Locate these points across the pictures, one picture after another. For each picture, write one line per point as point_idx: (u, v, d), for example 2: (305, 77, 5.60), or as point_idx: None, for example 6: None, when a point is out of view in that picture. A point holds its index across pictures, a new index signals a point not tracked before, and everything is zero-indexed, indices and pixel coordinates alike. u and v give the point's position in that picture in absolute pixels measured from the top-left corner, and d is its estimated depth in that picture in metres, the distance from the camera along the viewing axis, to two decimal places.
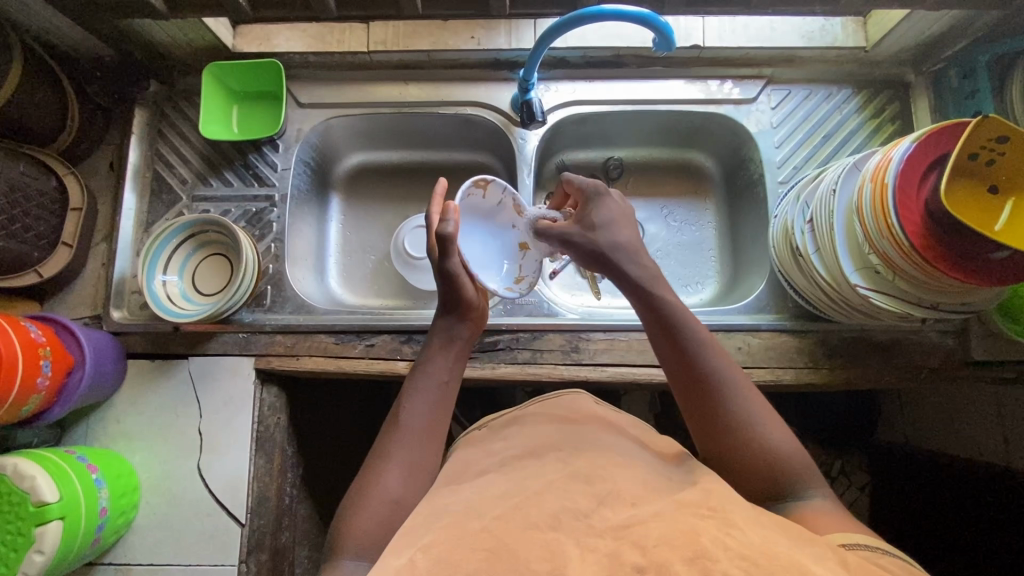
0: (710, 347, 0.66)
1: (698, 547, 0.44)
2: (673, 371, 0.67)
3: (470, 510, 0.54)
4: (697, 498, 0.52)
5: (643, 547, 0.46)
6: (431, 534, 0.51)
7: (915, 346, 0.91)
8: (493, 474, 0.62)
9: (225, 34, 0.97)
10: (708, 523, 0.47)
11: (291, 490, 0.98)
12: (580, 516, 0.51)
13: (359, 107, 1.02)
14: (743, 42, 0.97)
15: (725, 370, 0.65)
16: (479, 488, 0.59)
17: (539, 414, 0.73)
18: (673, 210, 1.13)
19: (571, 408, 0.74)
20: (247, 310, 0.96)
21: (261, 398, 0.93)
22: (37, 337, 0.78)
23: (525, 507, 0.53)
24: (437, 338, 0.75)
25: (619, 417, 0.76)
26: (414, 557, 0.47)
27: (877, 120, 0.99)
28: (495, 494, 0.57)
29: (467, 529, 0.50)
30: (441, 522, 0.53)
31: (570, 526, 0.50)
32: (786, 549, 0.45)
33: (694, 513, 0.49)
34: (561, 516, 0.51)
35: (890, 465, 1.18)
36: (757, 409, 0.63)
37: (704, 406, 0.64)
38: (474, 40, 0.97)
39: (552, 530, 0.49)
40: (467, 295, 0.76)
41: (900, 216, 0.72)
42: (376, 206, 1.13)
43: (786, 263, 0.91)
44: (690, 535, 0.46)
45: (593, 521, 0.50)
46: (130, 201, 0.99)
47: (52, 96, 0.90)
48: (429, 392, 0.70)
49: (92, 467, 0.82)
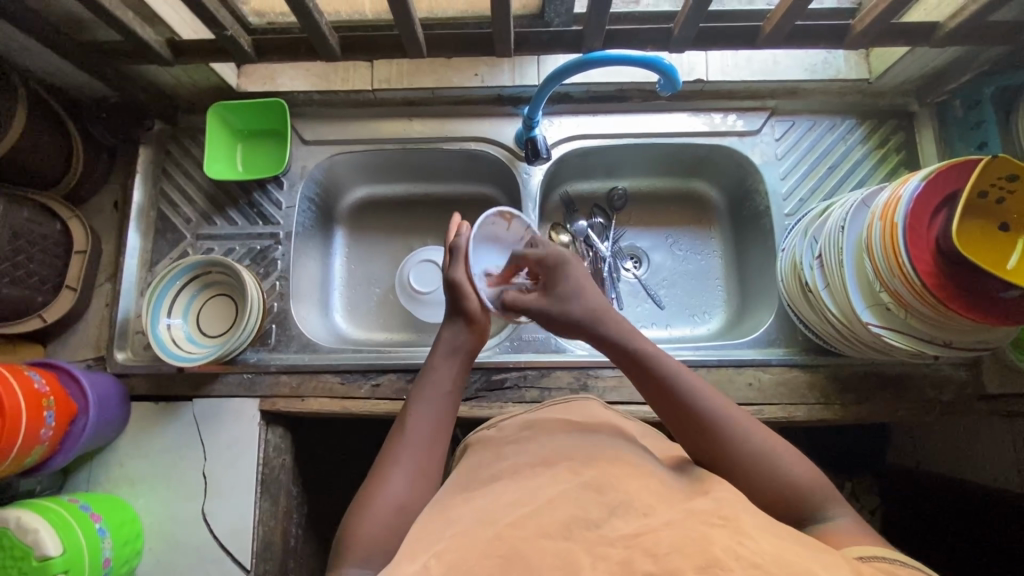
0: (706, 392, 0.66)
1: (711, 554, 0.43)
2: (669, 418, 0.66)
3: (482, 517, 0.52)
4: (709, 506, 0.50)
5: (656, 555, 0.44)
6: (443, 542, 0.49)
7: (928, 380, 0.90)
8: (505, 480, 0.60)
9: (230, 75, 0.97)
10: (719, 531, 0.45)
11: (295, 531, 0.97)
12: (591, 525, 0.49)
13: (362, 144, 1.02)
14: (746, 75, 0.97)
15: (724, 412, 0.64)
16: (491, 496, 0.57)
17: (553, 419, 0.72)
18: (678, 240, 1.12)
19: (581, 414, 0.74)
20: (252, 349, 0.95)
21: (267, 439, 0.92)
22: (40, 387, 0.77)
23: (536, 516, 0.50)
24: (443, 346, 0.75)
25: (632, 424, 0.76)
26: (426, 567, 0.45)
27: (882, 151, 0.99)
28: (506, 501, 0.54)
29: (479, 540, 0.48)
30: (452, 531, 0.51)
31: (581, 536, 0.48)
32: (799, 559, 0.43)
33: (703, 521, 0.47)
34: (572, 525, 0.48)
35: (902, 494, 1.16)
36: (766, 442, 0.62)
37: (706, 446, 0.63)
38: (478, 77, 0.98)
39: (566, 539, 0.47)
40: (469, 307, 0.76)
41: (911, 255, 0.70)
42: (380, 240, 1.12)
43: (796, 298, 0.90)
44: (701, 544, 0.44)
45: (604, 531, 0.48)
46: (134, 241, 0.98)
47: (57, 138, 0.90)
48: (436, 401, 0.70)
49: (95, 517, 0.81)
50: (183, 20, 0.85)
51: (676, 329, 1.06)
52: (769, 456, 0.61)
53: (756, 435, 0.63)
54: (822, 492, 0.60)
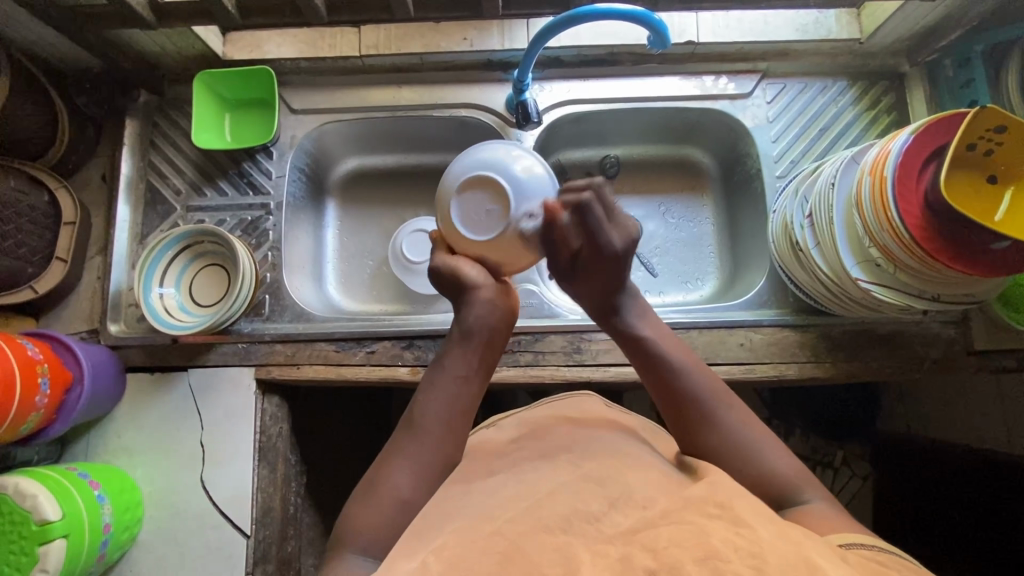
0: (705, 377, 0.67)
1: (709, 546, 0.44)
2: (672, 416, 0.67)
3: (479, 513, 0.54)
4: (705, 494, 0.51)
5: (654, 550, 0.44)
6: (441, 539, 0.50)
7: (918, 338, 0.91)
8: (503, 475, 0.61)
9: (215, 42, 0.96)
10: (717, 524, 0.46)
11: (295, 499, 0.98)
12: (591, 518, 0.50)
13: (352, 112, 1.01)
14: (737, 37, 0.96)
15: (718, 399, 0.66)
16: (490, 491, 0.58)
17: (547, 416, 0.73)
18: (670, 207, 1.12)
19: (583, 411, 0.74)
20: (246, 320, 0.95)
21: (263, 408, 0.92)
22: (35, 355, 0.77)
23: (534, 511, 0.51)
24: (455, 334, 0.71)
25: (628, 418, 0.75)
26: (426, 561, 0.47)
27: (873, 112, 0.99)
28: (505, 497, 0.55)
29: (476, 534, 0.49)
30: (451, 527, 0.52)
31: (581, 529, 0.49)
32: (799, 547, 0.44)
33: (701, 512, 0.48)
34: (572, 518, 0.50)
35: (894, 454, 1.18)
36: (756, 432, 0.64)
37: (691, 431, 0.65)
38: (467, 42, 0.96)
39: (563, 532, 0.48)
40: (473, 279, 0.70)
41: (900, 209, 0.71)
42: (371, 210, 1.12)
43: (787, 259, 0.91)
44: (698, 537, 0.45)
45: (603, 525, 0.49)
46: (124, 213, 0.98)
47: (40, 110, 0.89)
48: (447, 386, 0.68)
49: (94, 484, 0.81)
50: None
51: (669, 296, 1.07)
52: (753, 445, 0.63)
53: (749, 424, 0.64)
54: (802, 469, 0.62)
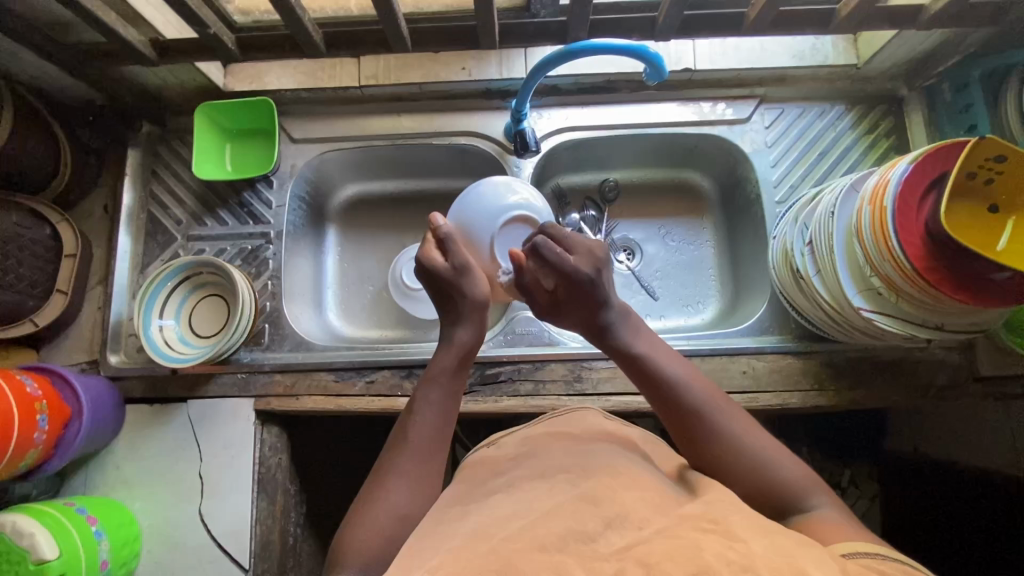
0: (703, 391, 0.67)
1: (702, 561, 0.42)
2: (674, 431, 0.67)
3: (475, 533, 0.52)
4: (698, 512, 0.51)
5: (647, 564, 0.43)
6: (436, 559, 0.49)
7: (922, 364, 0.91)
8: (502, 495, 0.60)
9: (217, 75, 0.97)
10: (710, 538, 0.45)
11: (294, 529, 0.97)
12: (586, 539, 0.48)
13: (351, 141, 1.02)
14: (734, 63, 0.97)
15: (720, 411, 0.65)
16: (488, 511, 0.57)
17: (547, 433, 0.72)
18: (670, 230, 1.12)
19: (584, 426, 0.73)
20: (245, 349, 0.95)
21: (262, 439, 0.91)
22: (34, 391, 0.77)
23: (530, 530, 0.50)
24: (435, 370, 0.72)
25: (631, 431, 0.75)
26: None
27: (872, 136, 0.99)
28: (500, 517, 0.55)
29: (474, 554, 0.48)
30: (446, 546, 0.51)
31: (576, 550, 0.47)
32: (790, 558, 0.42)
33: (695, 528, 0.47)
34: (568, 538, 0.48)
35: (902, 477, 1.16)
36: (760, 444, 0.63)
37: (693, 447, 0.65)
38: (466, 71, 0.97)
39: (559, 551, 0.46)
40: (475, 294, 0.75)
41: (901, 238, 0.70)
42: (372, 235, 1.12)
43: (788, 285, 0.90)
44: (691, 550, 0.43)
45: (599, 545, 0.47)
46: (125, 243, 0.98)
47: (43, 144, 0.89)
48: (431, 416, 0.69)
49: (92, 519, 0.81)
50: (166, 19, 0.85)
51: (671, 320, 1.06)
52: (755, 457, 0.62)
53: (756, 437, 0.63)
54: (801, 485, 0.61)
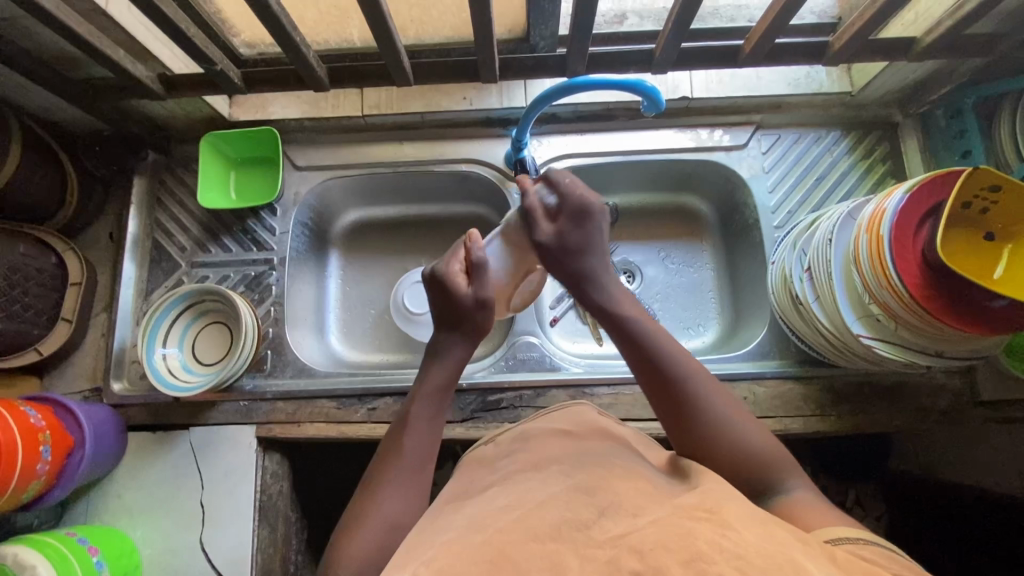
0: (687, 359, 0.67)
1: (695, 548, 0.42)
2: (656, 396, 0.66)
3: (473, 523, 0.51)
4: (695, 502, 0.49)
5: (642, 553, 0.43)
6: (433, 550, 0.48)
7: (923, 389, 0.91)
8: (497, 486, 0.59)
9: (222, 105, 0.99)
10: (704, 526, 0.44)
11: (295, 557, 0.97)
12: (581, 526, 0.47)
13: (354, 168, 1.03)
14: (730, 92, 0.99)
15: (702, 380, 0.65)
16: (484, 502, 0.56)
17: (542, 428, 0.71)
18: (670, 253, 1.13)
19: (576, 421, 0.72)
20: (248, 376, 0.95)
21: (263, 466, 0.92)
22: (37, 422, 0.77)
23: (524, 520, 0.49)
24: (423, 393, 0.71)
25: (624, 430, 0.74)
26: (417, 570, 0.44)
27: (867, 161, 1.00)
28: (495, 508, 0.53)
29: (469, 544, 0.47)
30: (442, 539, 0.50)
31: (570, 536, 0.46)
32: (781, 548, 0.42)
33: (688, 517, 0.46)
34: (561, 527, 0.47)
35: (908, 500, 1.15)
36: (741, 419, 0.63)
37: (673, 410, 0.64)
38: (467, 100, 0.99)
39: (553, 540, 0.46)
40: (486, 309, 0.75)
41: (898, 267, 0.71)
42: (373, 259, 1.13)
43: (787, 310, 0.91)
44: (685, 538, 0.43)
45: (594, 532, 0.46)
46: (129, 270, 0.99)
47: (50, 174, 0.91)
48: (421, 439, 0.68)
49: (92, 550, 0.80)
50: (172, 54, 0.86)
51: None
52: (736, 431, 0.62)
53: (731, 409, 0.64)
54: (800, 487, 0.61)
